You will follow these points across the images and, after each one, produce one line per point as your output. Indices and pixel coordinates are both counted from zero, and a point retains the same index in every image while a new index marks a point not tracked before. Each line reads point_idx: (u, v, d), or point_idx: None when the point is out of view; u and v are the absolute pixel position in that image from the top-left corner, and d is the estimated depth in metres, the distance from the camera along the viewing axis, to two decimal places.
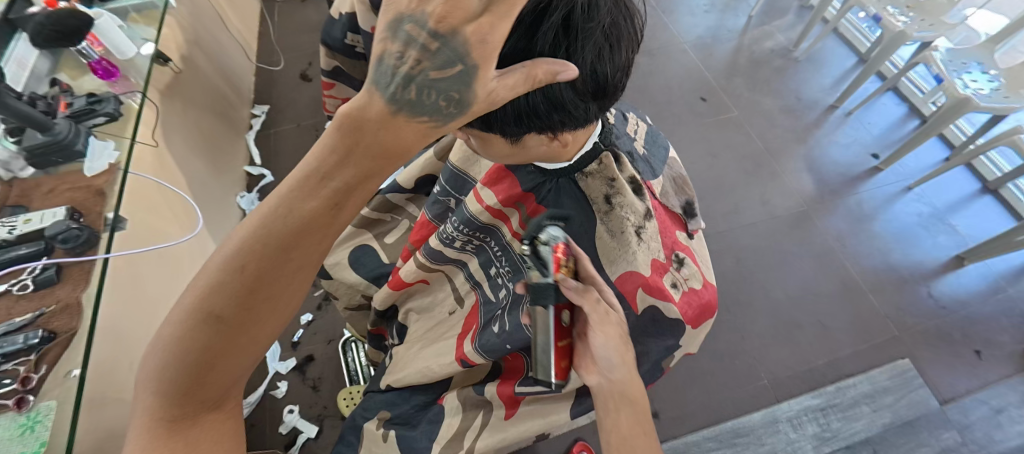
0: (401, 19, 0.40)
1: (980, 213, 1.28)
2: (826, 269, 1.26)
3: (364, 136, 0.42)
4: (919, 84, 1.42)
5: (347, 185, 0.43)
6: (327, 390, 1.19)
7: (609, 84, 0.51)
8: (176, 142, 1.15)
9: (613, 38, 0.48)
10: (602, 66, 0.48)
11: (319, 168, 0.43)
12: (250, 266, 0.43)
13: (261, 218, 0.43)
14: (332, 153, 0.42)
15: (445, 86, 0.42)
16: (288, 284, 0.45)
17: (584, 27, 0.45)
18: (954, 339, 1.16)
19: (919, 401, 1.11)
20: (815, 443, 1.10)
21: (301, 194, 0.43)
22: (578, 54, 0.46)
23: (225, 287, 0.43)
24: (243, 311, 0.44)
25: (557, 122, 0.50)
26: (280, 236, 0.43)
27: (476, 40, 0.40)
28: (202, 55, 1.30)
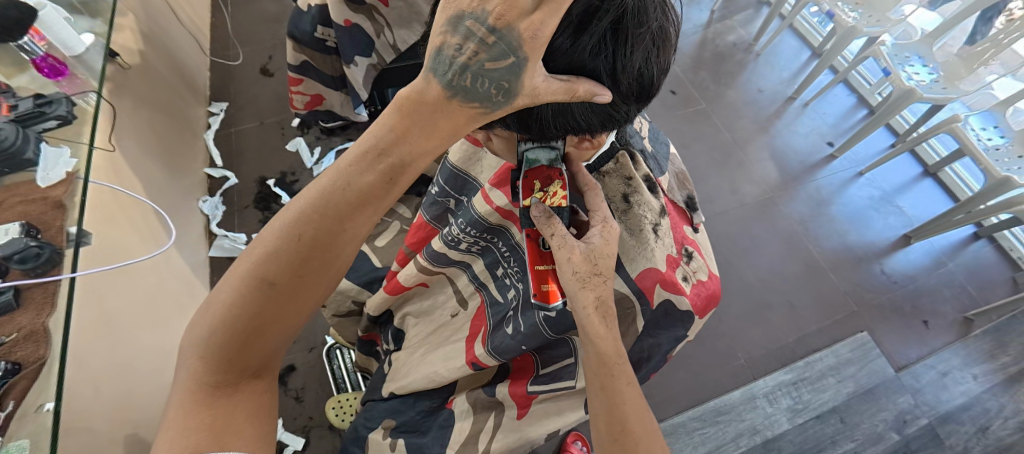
0: (462, 16, 0.44)
1: (922, 195, 1.40)
2: (792, 252, 1.34)
3: (419, 115, 0.50)
4: (867, 76, 1.52)
5: (400, 162, 0.52)
6: (312, 401, 1.14)
7: (651, 85, 0.53)
8: (129, 145, 1.06)
9: (660, 42, 0.50)
10: (648, 69, 0.50)
11: (378, 145, 0.52)
12: (307, 234, 0.54)
13: (322, 193, 0.54)
14: (389, 132, 0.51)
15: (497, 76, 0.46)
16: (333, 256, 0.56)
17: (634, 32, 0.47)
18: (905, 312, 1.27)
19: (877, 370, 1.21)
20: (789, 415, 1.17)
21: (360, 170, 0.53)
22: (624, 57, 0.48)
23: (281, 255, 0.54)
24: (292, 279, 0.55)
25: (594, 125, 0.53)
26: (338, 207, 0.54)
27: (528, 36, 0.44)
28: (151, 50, 1.20)
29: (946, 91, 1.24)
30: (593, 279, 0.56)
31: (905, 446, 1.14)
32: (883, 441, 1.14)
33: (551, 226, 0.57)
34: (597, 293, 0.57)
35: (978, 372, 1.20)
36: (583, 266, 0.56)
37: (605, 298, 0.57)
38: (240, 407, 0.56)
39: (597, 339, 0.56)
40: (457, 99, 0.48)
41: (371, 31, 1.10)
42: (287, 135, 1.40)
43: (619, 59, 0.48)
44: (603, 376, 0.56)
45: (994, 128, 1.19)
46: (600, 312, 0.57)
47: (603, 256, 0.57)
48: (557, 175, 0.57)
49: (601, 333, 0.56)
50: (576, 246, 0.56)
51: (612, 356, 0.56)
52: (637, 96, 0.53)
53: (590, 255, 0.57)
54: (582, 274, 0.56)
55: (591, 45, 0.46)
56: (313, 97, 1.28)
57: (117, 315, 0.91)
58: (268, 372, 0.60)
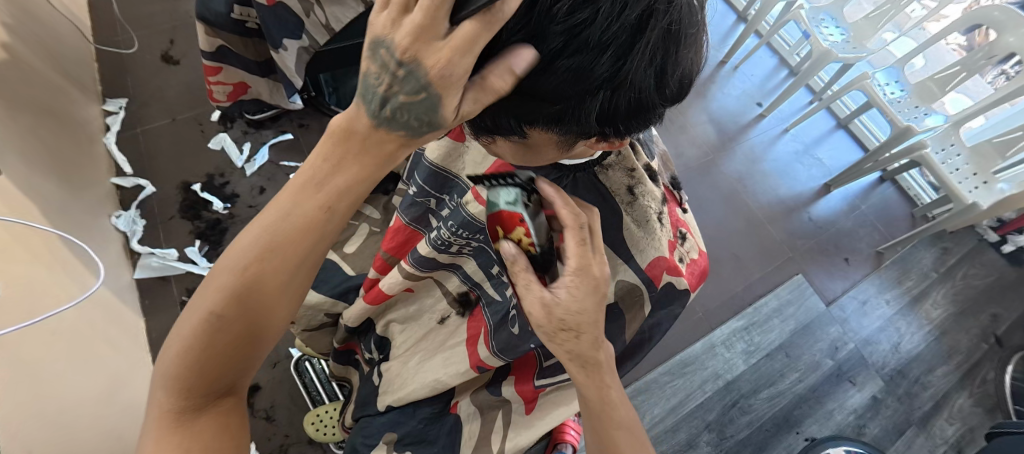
0: (376, 43, 0.35)
1: (836, 146, 1.55)
2: (734, 209, 1.44)
3: (353, 144, 0.41)
4: (786, 38, 1.62)
5: (340, 190, 0.43)
6: (286, 418, 1.06)
7: (683, 88, 0.46)
8: (14, 160, 0.88)
9: (699, 42, 0.43)
10: (686, 71, 0.43)
11: (315, 172, 0.43)
12: (250, 267, 0.44)
13: (264, 224, 0.44)
14: (325, 160, 0.42)
15: (416, 111, 0.37)
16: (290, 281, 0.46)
17: (685, 35, 0.39)
18: (830, 251, 1.43)
19: (811, 306, 1.37)
20: (744, 357, 1.30)
21: (299, 199, 0.43)
22: (675, 61, 0.40)
23: (229, 288, 0.44)
24: (248, 306, 0.45)
25: (629, 127, 0.46)
26: (281, 240, 0.44)
27: (438, 78, 0.34)
28: (20, 42, 0.98)
29: (856, 50, 1.35)
30: (560, 335, 0.49)
31: (838, 368, 1.31)
32: (820, 367, 1.30)
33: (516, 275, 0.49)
34: (569, 347, 0.50)
35: (890, 297, 1.39)
36: (548, 321, 0.49)
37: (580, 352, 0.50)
38: (208, 430, 0.47)
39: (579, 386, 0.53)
40: (385, 128, 0.39)
41: (297, 9, 0.97)
42: (207, 132, 1.23)
43: (667, 65, 0.40)
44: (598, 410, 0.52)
45: (896, 82, 1.36)
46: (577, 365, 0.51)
47: (570, 313, 0.47)
48: (517, 219, 0.49)
49: (582, 380, 0.52)
50: (540, 298, 0.48)
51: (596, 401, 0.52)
52: (670, 98, 0.45)
53: (553, 310, 0.48)
54: (547, 329, 0.49)
55: (643, 54, 0.38)
56: (235, 87, 1.13)
57: (40, 366, 0.78)
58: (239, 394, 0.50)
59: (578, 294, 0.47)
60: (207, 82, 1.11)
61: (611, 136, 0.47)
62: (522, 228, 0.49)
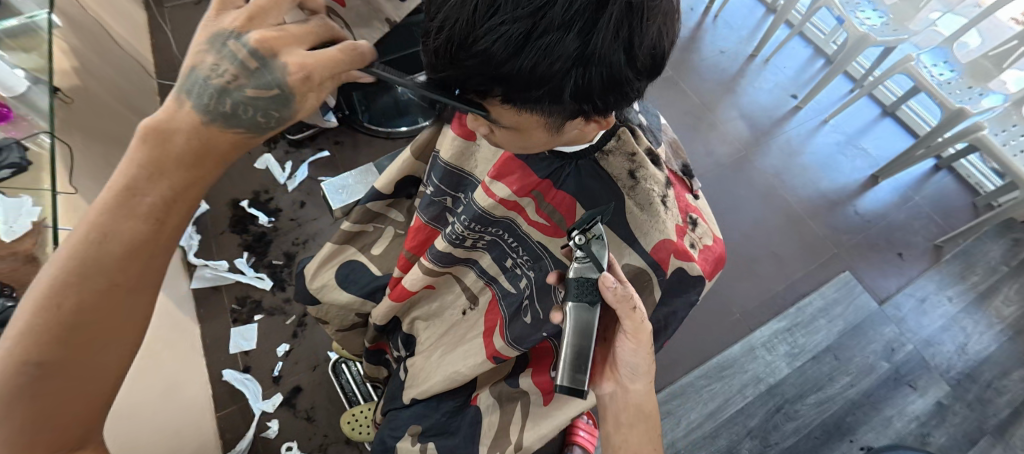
0: (223, 37, 0.39)
1: (883, 134, 1.47)
2: (772, 205, 1.39)
3: (173, 146, 0.40)
4: (821, 26, 1.57)
5: (165, 198, 0.40)
6: (326, 419, 1.11)
7: (661, 62, 0.45)
8: (88, 182, 1.00)
9: (670, 15, 0.42)
10: (660, 44, 0.43)
11: (128, 185, 0.40)
12: (66, 301, 0.38)
13: (70, 251, 0.39)
14: (140, 169, 0.39)
15: (263, 105, 0.41)
16: (136, 299, 0.42)
17: (649, 6, 0.39)
18: (881, 246, 1.34)
19: (862, 305, 1.28)
20: (787, 360, 1.24)
21: (116, 216, 0.39)
22: (643, 34, 0.40)
23: (40, 328, 0.38)
24: (79, 325, 0.39)
25: (610, 106, 0.46)
26: (98, 261, 0.39)
27: (293, 69, 0.39)
28: (91, 78, 1.11)
29: (896, 32, 1.30)
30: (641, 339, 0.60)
31: (896, 372, 1.21)
32: (875, 371, 1.21)
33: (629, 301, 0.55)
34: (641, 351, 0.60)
35: (953, 294, 1.28)
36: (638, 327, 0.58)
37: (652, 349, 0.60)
38: None
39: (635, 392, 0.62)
40: (217, 125, 0.41)
41: None
42: (254, 153, 1.34)
43: (635, 38, 0.40)
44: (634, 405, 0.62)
45: (944, 63, 1.28)
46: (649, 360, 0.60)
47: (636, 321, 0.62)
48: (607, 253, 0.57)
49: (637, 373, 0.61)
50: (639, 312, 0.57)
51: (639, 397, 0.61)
52: (647, 73, 0.45)
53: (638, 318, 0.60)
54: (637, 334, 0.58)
55: (607, 28, 0.38)
56: None
57: None
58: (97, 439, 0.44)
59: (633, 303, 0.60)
60: None
61: (595, 114, 0.47)
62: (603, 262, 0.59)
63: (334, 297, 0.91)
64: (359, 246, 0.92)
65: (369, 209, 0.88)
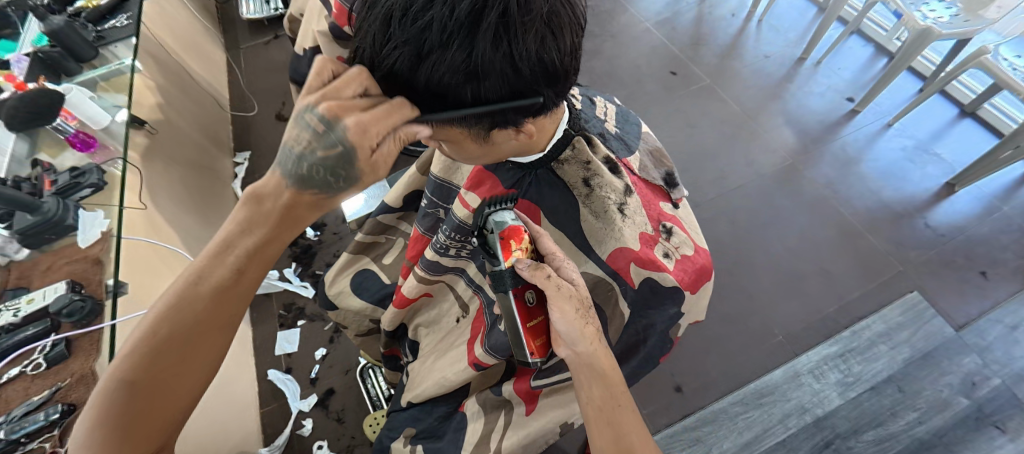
0: None
1: (962, 138, 1.32)
2: (823, 218, 1.27)
3: (263, 204, 0.47)
4: (881, 23, 1.48)
5: (246, 252, 0.48)
6: (353, 421, 1.18)
7: (561, 71, 0.49)
8: (163, 201, 1.14)
9: (557, 27, 0.46)
10: (549, 54, 0.47)
11: (221, 241, 0.48)
12: (163, 332, 0.45)
13: (172, 297, 0.46)
14: (238, 228, 0.47)
15: None
16: (221, 338, 0.48)
17: (524, 20, 0.44)
18: (958, 264, 1.18)
19: (934, 331, 1.12)
20: (840, 389, 1.09)
21: (210, 264, 0.47)
22: (523, 45, 0.44)
23: (140, 364, 0.45)
24: (167, 359, 0.45)
25: (517, 115, 0.50)
26: (196, 307, 0.46)
27: None
28: (173, 112, 1.31)
29: (969, 22, 1.16)
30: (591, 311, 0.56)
31: (978, 410, 1.04)
32: (951, 408, 1.04)
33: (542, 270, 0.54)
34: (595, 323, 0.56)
35: None
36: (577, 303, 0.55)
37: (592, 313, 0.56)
38: None
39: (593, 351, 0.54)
40: None
41: None
42: None
43: (515, 50, 0.44)
44: (609, 409, 0.52)
45: None
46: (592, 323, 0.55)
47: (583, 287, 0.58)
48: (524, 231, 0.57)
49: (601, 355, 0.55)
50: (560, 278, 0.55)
51: (608, 369, 0.54)
52: (546, 80, 0.49)
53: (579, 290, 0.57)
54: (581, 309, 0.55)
55: (485, 42, 0.43)
56: None
57: None
58: None
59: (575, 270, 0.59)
60: None
61: (510, 123, 0.51)
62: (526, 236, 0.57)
63: (348, 303, 0.98)
64: (372, 256, 0.98)
65: (380, 221, 0.95)
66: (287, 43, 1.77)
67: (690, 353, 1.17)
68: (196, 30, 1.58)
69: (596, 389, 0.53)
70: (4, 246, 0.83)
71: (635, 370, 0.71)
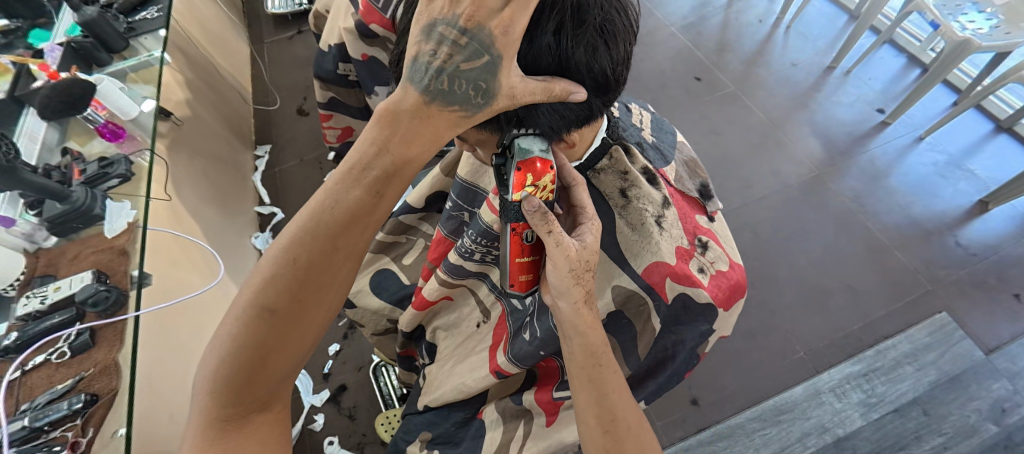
0: None
1: (997, 154, 1.28)
2: (849, 233, 1.24)
3: (399, 125, 0.49)
4: (914, 33, 1.44)
5: (384, 173, 0.51)
6: (365, 418, 1.18)
7: (611, 79, 0.52)
8: (186, 192, 1.14)
9: (609, 36, 0.49)
10: (600, 62, 0.49)
11: (360, 160, 0.51)
12: (302, 256, 0.51)
13: (310, 214, 0.51)
14: (371, 145, 0.50)
15: None
16: (343, 270, 0.54)
17: (578, 29, 0.47)
18: (990, 285, 1.14)
19: (963, 354, 1.09)
20: (862, 410, 1.07)
21: (345, 186, 0.51)
22: (576, 56, 0.48)
23: (281, 279, 0.51)
24: (294, 285, 0.51)
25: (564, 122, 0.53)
26: (329, 225, 0.51)
27: None
28: (199, 104, 1.31)
29: (1009, 35, 1.12)
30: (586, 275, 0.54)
31: (1007, 438, 1.01)
32: (978, 434, 1.02)
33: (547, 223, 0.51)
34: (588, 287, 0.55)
35: None
36: (579, 263, 0.53)
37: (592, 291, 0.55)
38: (256, 433, 0.53)
39: (585, 330, 0.54)
40: None
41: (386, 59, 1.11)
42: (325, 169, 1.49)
43: (568, 57, 0.47)
44: (591, 367, 0.53)
45: None
46: (589, 304, 0.55)
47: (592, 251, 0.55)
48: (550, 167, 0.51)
49: (589, 323, 0.54)
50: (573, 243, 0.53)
51: (599, 347, 0.53)
52: (596, 88, 0.51)
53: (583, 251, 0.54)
54: (577, 270, 0.53)
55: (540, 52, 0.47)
56: (343, 130, 1.34)
57: (181, 347, 0.98)
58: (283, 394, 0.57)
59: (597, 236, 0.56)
60: (323, 126, 1.34)
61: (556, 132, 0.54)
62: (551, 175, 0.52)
63: (367, 302, 0.97)
64: (392, 255, 0.97)
65: (402, 222, 0.95)
66: (310, 38, 1.78)
67: (707, 366, 1.15)
68: (222, 23, 1.59)
69: (584, 367, 0.53)
70: (33, 233, 0.83)
71: (661, 385, 0.70)
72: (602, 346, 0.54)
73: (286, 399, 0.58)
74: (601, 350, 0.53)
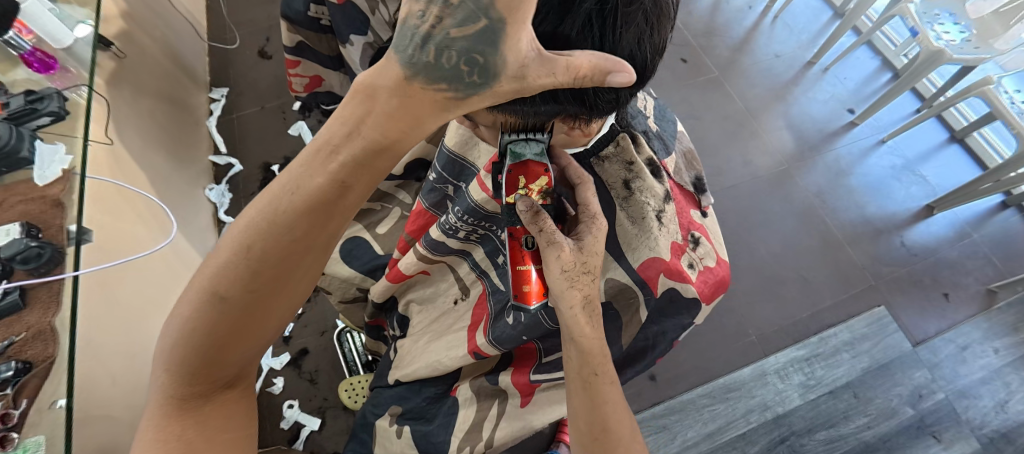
0: None
1: (946, 162, 1.37)
2: (809, 226, 1.30)
3: (376, 102, 0.43)
4: (892, 37, 1.48)
5: (353, 161, 0.44)
6: (326, 383, 1.15)
7: (647, 68, 0.47)
8: (129, 135, 1.02)
9: (653, 20, 0.44)
10: (641, 50, 0.44)
11: (329, 142, 0.44)
12: (257, 246, 0.45)
13: (271, 198, 0.45)
14: (341, 128, 0.43)
15: None
16: (307, 262, 0.47)
17: (624, 11, 0.41)
18: (924, 284, 1.25)
19: (893, 344, 1.19)
20: (801, 391, 1.15)
21: (310, 170, 0.44)
22: (615, 41, 0.42)
23: (236, 266, 0.46)
24: (253, 273, 0.46)
25: (598, 107, 0.48)
26: (289, 213, 0.44)
27: None
28: (143, 32, 1.16)
29: (977, 50, 1.16)
30: (583, 278, 0.53)
31: (920, 420, 1.12)
32: (897, 416, 1.13)
33: (538, 224, 0.52)
34: (586, 292, 0.54)
35: (999, 346, 1.19)
36: (573, 265, 0.52)
37: (592, 296, 0.54)
38: (209, 421, 0.49)
39: (581, 338, 0.53)
40: None
41: (365, 7, 1.00)
42: (289, 120, 1.38)
43: (608, 41, 0.42)
44: (585, 375, 0.53)
45: None
46: (586, 310, 0.53)
47: (592, 256, 0.54)
48: (543, 171, 0.52)
49: (586, 332, 0.53)
50: (571, 245, 0.53)
51: (596, 356, 0.53)
52: (630, 78, 0.47)
53: (579, 254, 0.53)
54: (571, 272, 0.52)
55: (577, 29, 0.40)
56: (311, 79, 1.24)
57: (124, 305, 0.89)
58: (244, 378, 0.53)
59: (599, 240, 0.55)
60: (288, 73, 1.22)
61: (578, 122, 0.51)
62: (545, 180, 0.53)
63: (337, 271, 0.92)
64: (365, 223, 0.93)
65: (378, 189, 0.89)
66: None
67: None
68: None
69: (580, 373, 0.53)
70: None
71: (637, 372, 0.71)
72: (599, 355, 0.53)
73: (251, 377, 0.54)
74: (596, 358, 0.53)
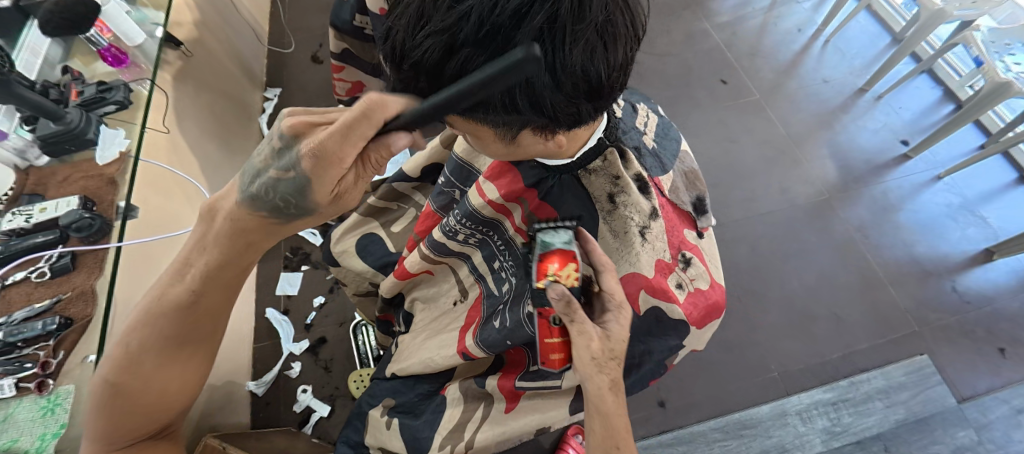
0: None
1: (1013, 205, 1.25)
2: (848, 261, 1.22)
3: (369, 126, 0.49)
4: (956, 66, 1.37)
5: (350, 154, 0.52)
6: (339, 372, 1.20)
7: (605, 83, 0.47)
8: (188, 126, 1.13)
9: (607, 36, 0.44)
10: (596, 66, 0.44)
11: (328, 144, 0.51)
12: None
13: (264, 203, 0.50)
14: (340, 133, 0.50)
15: None
16: None
17: (573, 29, 0.41)
18: (977, 336, 1.13)
19: (935, 398, 1.08)
20: (825, 437, 1.07)
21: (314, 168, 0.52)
22: (565, 57, 0.42)
23: None
24: None
25: (559, 120, 0.48)
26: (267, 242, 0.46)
27: None
28: (210, 34, 1.28)
29: None
30: (610, 364, 0.55)
31: None
32: None
33: (570, 313, 0.55)
34: (613, 376, 0.56)
35: None
36: (601, 352, 0.55)
37: (620, 379, 0.56)
38: None
39: (607, 413, 0.55)
40: None
41: None
42: None
43: (558, 58, 0.42)
44: (608, 444, 0.54)
45: None
46: (614, 390, 0.55)
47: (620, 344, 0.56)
48: (572, 258, 0.58)
49: (609, 404, 0.55)
50: (600, 333, 0.55)
51: (620, 429, 0.54)
52: (588, 93, 0.47)
53: (609, 342, 0.56)
54: (600, 359, 0.55)
55: (525, 47, 0.41)
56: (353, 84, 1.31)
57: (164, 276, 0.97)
58: None
59: (623, 327, 0.57)
60: (333, 77, 1.31)
61: (541, 133, 0.51)
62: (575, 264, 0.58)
63: (351, 264, 0.97)
64: (381, 221, 0.97)
65: (395, 189, 0.93)
66: None
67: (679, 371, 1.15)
68: None
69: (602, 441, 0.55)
70: (25, 150, 0.83)
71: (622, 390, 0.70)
72: (623, 430, 0.55)
73: None
74: (621, 431, 0.55)
